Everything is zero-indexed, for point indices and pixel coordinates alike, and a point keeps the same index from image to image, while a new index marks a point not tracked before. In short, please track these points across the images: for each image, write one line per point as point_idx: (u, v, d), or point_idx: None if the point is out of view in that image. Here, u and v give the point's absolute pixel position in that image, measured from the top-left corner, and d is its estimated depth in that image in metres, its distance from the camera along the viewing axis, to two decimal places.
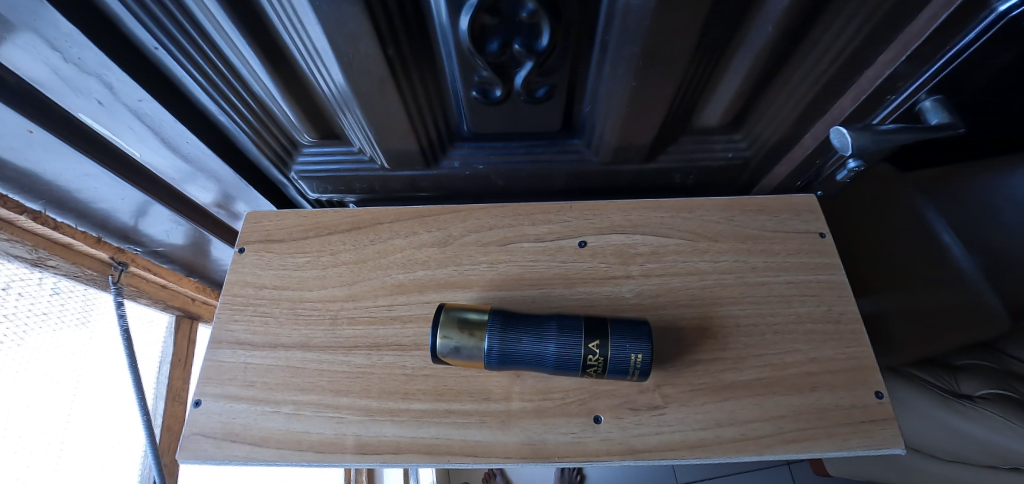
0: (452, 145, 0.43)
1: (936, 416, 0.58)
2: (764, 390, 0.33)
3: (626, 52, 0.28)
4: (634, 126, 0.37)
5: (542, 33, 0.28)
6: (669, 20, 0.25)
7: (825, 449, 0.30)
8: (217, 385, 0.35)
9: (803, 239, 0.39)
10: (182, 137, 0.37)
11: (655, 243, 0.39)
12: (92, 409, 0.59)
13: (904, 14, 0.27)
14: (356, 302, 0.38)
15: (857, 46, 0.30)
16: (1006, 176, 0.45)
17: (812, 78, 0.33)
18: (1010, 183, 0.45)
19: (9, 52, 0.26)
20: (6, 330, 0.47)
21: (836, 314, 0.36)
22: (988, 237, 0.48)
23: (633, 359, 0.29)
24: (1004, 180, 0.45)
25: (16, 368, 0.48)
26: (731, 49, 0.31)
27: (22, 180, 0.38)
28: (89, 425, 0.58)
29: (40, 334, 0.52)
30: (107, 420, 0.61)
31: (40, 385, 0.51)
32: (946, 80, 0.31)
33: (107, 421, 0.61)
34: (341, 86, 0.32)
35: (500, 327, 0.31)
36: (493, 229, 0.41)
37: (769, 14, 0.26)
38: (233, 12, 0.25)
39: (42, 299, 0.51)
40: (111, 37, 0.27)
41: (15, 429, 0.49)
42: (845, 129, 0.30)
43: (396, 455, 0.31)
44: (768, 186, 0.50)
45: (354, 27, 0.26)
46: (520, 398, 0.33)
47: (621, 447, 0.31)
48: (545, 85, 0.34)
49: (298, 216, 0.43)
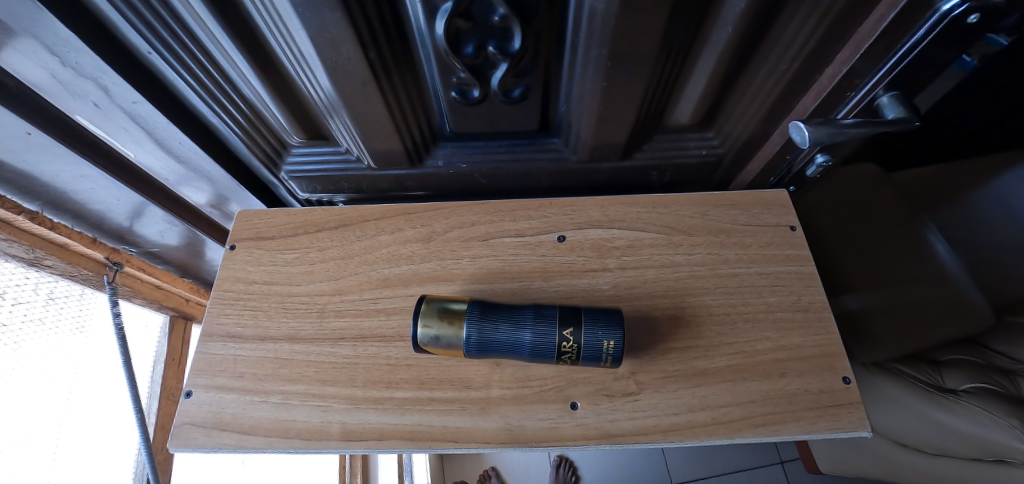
0: (436, 145, 0.44)
1: (907, 404, 0.59)
2: (734, 376, 0.34)
3: (594, 53, 0.30)
4: (609, 124, 0.38)
5: (514, 36, 0.30)
6: (629, 25, 0.27)
7: (792, 432, 0.31)
8: (208, 376, 0.36)
9: (774, 232, 0.41)
10: (176, 138, 0.39)
11: (632, 237, 0.41)
12: (99, 416, 0.56)
13: (854, 16, 0.29)
14: (342, 296, 0.39)
15: (813, 47, 0.32)
16: (999, 182, 0.60)
17: (776, 77, 0.35)
18: (1002, 188, 0.59)
19: (10, 58, 0.28)
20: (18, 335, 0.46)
21: (805, 303, 0.37)
22: (970, 236, 0.59)
23: (606, 345, 0.30)
24: (996, 186, 0.60)
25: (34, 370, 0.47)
26: (695, 51, 0.32)
27: (20, 181, 0.39)
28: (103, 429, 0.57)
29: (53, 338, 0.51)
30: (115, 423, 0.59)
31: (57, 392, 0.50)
32: (900, 75, 0.33)
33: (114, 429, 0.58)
34: (328, 90, 0.34)
35: (479, 316, 0.32)
36: (475, 226, 0.42)
37: (727, 16, 0.28)
38: (222, 18, 0.27)
39: (38, 307, 0.49)
40: (105, 42, 0.29)
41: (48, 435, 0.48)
42: (803, 124, 0.32)
43: (380, 441, 0.32)
44: (742, 183, 0.51)
45: (336, 31, 0.27)
46: (499, 386, 0.34)
47: (597, 432, 0.32)
48: (520, 85, 0.35)
49: (287, 213, 0.44)
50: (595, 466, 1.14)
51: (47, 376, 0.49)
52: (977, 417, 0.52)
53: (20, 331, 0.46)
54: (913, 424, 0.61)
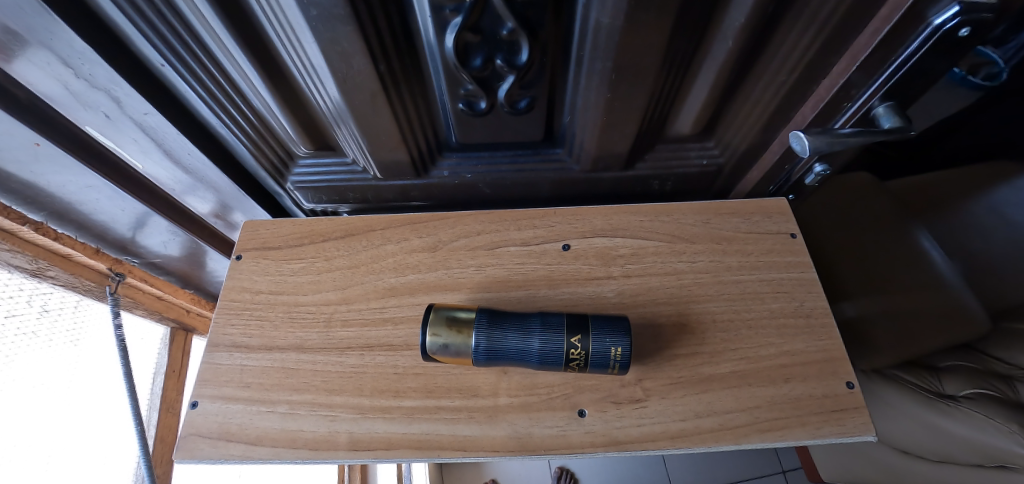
0: (442, 156, 0.45)
1: (908, 410, 0.61)
2: (740, 382, 0.34)
3: (599, 65, 0.31)
4: (612, 135, 0.39)
5: (521, 49, 0.31)
6: (633, 38, 0.28)
7: (799, 438, 0.32)
8: (214, 386, 0.36)
9: (774, 240, 0.41)
10: (184, 149, 0.39)
11: (635, 245, 0.41)
12: (96, 430, 0.54)
13: (850, 29, 0.30)
14: (348, 305, 0.39)
15: (810, 60, 0.33)
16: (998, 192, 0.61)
17: (774, 88, 0.36)
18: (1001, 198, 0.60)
19: (24, 70, 0.29)
20: (20, 347, 0.45)
21: (807, 309, 0.38)
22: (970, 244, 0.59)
23: (613, 352, 0.31)
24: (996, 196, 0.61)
25: (36, 381, 0.46)
26: (696, 63, 0.34)
27: (26, 192, 0.39)
28: (105, 441, 0.56)
29: (55, 348, 0.50)
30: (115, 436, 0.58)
31: (58, 403, 0.49)
32: (894, 86, 0.34)
33: (114, 441, 0.57)
34: (336, 101, 0.35)
35: (487, 324, 0.32)
36: (481, 235, 0.42)
37: (728, 28, 0.29)
38: (235, 30, 0.27)
39: (31, 320, 0.47)
40: (119, 54, 0.29)
41: (47, 450, 0.46)
42: (802, 134, 0.33)
43: (388, 451, 0.32)
44: (742, 191, 0.52)
45: (348, 44, 0.28)
46: (507, 394, 0.34)
47: (605, 439, 0.32)
48: (526, 97, 0.36)
49: (293, 223, 0.44)
50: (592, 473, 1.12)
51: (49, 388, 0.48)
52: (974, 419, 0.53)
53: (11, 345, 0.44)
54: (913, 428, 0.62)
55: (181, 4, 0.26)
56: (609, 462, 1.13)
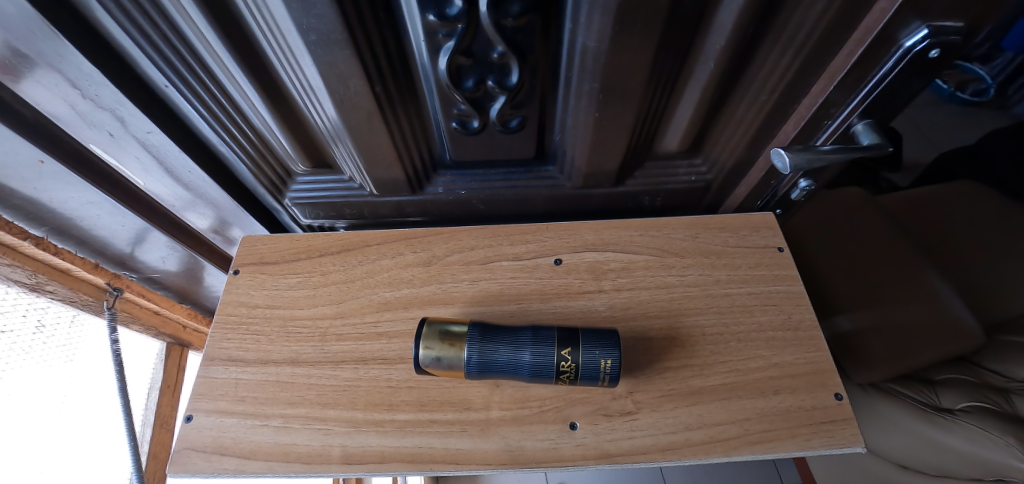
0: (436, 173, 0.47)
1: (903, 424, 0.62)
2: (729, 395, 0.35)
3: (587, 86, 0.33)
4: (601, 152, 0.41)
5: (511, 71, 0.32)
6: (620, 59, 0.29)
7: (788, 450, 0.32)
8: (209, 400, 0.36)
9: (762, 254, 0.42)
10: (186, 166, 0.41)
11: (625, 260, 0.42)
12: (93, 445, 0.55)
13: (826, 53, 0.32)
14: (344, 319, 0.40)
15: (789, 82, 0.35)
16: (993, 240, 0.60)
17: (757, 108, 0.38)
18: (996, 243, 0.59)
19: (33, 91, 0.30)
20: (15, 363, 0.45)
21: (796, 322, 0.38)
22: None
23: (603, 365, 0.31)
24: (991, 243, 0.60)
25: (27, 398, 0.46)
26: (681, 84, 0.35)
27: (28, 208, 0.40)
28: (99, 455, 0.55)
29: (49, 365, 0.50)
30: (113, 450, 0.58)
31: (51, 421, 0.49)
32: (872, 105, 0.35)
33: (109, 457, 0.57)
34: (333, 120, 0.36)
35: (479, 338, 0.33)
36: (475, 249, 0.43)
37: (709, 52, 0.31)
38: (238, 54, 0.29)
39: (25, 335, 0.48)
40: (126, 76, 0.31)
41: (38, 465, 0.46)
42: (783, 151, 0.33)
43: (381, 464, 0.32)
44: (731, 206, 0.53)
45: (346, 68, 0.30)
46: (499, 407, 0.34)
47: (596, 452, 0.32)
48: (518, 117, 0.38)
49: (290, 239, 0.45)
50: None
51: (40, 406, 0.48)
52: (972, 433, 0.54)
53: (7, 361, 0.44)
54: (910, 440, 0.63)
55: (187, 30, 0.27)
56: (607, 476, 1.09)
